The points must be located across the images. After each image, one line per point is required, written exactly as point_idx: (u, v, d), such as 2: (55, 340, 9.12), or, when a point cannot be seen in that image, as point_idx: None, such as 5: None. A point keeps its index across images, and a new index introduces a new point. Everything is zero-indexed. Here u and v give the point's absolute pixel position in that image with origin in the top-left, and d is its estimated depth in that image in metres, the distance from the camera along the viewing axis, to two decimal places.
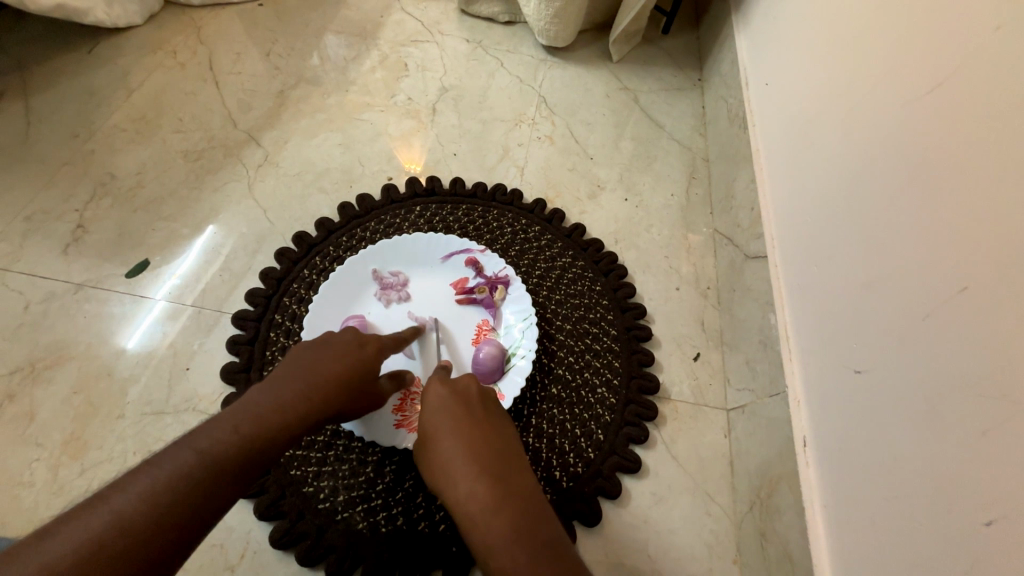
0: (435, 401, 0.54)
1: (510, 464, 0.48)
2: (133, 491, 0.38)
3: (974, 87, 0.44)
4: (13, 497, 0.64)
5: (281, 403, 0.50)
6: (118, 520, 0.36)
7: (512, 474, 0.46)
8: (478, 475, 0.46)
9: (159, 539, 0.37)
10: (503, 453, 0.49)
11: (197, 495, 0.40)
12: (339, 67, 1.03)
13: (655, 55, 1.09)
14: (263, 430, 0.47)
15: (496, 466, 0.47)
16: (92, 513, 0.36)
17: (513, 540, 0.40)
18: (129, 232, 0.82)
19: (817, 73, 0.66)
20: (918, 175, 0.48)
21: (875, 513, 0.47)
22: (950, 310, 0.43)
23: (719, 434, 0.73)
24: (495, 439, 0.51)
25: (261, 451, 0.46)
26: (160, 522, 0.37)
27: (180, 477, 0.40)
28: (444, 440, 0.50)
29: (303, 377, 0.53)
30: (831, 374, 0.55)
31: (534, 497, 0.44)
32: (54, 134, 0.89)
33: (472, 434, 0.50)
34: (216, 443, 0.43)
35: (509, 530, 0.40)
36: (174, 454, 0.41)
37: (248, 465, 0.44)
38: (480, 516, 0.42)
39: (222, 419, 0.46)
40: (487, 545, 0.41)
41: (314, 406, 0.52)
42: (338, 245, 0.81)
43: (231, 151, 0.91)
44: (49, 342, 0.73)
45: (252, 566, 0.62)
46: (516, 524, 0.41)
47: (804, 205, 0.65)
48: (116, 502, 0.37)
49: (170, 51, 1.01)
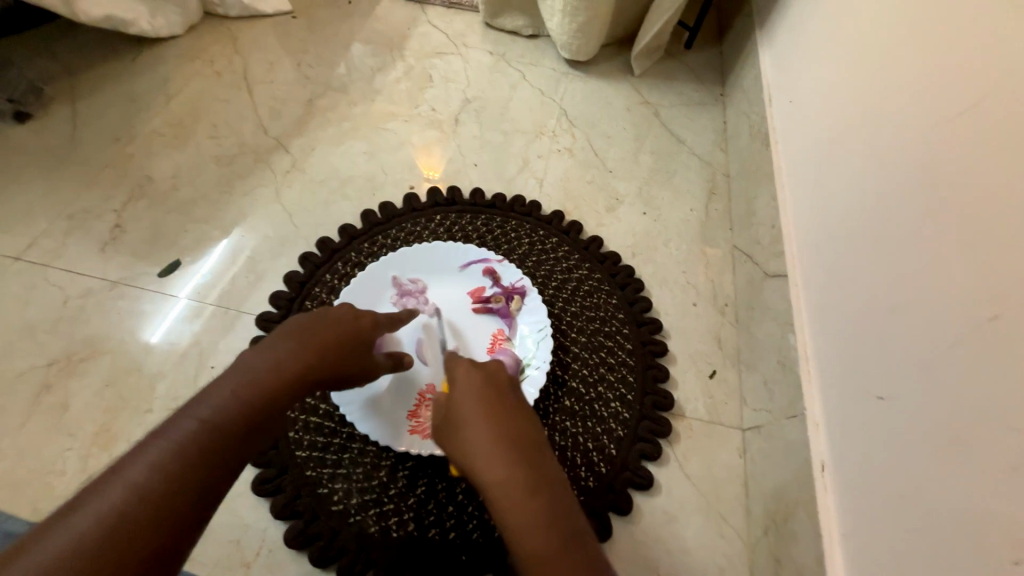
0: (465, 381, 0.53)
1: (536, 449, 0.48)
2: (145, 462, 0.39)
3: (1009, 107, 0.42)
4: (45, 484, 0.66)
5: (278, 362, 0.49)
6: (134, 491, 0.37)
7: (541, 461, 0.47)
8: (510, 461, 0.46)
9: (176, 505, 0.38)
10: (531, 437, 0.49)
11: (207, 459, 0.41)
12: (365, 77, 1.05)
13: (679, 69, 1.08)
14: (262, 393, 0.46)
15: (526, 450, 0.48)
16: (109, 488, 0.37)
17: (546, 532, 0.42)
18: (163, 233, 0.85)
19: (845, 90, 0.64)
20: (948, 200, 0.46)
21: (894, 539, 0.46)
22: (980, 341, 0.42)
23: (733, 455, 0.72)
24: (524, 421, 0.51)
25: (266, 412, 0.46)
26: (174, 490, 0.38)
27: (187, 447, 0.40)
28: (472, 422, 0.50)
29: (297, 337, 0.52)
30: (853, 398, 0.54)
31: (560, 485, 0.46)
32: (98, 138, 0.94)
33: (501, 417, 0.50)
34: (218, 408, 0.43)
35: (542, 521, 0.43)
36: (178, 425, 0.42)
37: (254, 428, 0.44)
38: (515, 502, 0.44)
39: (220, 383, 0.45)
40: (523, 531, 0.42)
41: (313, 366, 0.51)
42: (359, 251, 0.83)
43: (260, 157, 0.94)
44: (85, 337, 0.77)
45: (266, 565, 0.63)
46: (548, 516, 0.43)
47: (828, 224, 0.63)
48: (130, 475, 0.38)
49: (207, 60, 1.05)
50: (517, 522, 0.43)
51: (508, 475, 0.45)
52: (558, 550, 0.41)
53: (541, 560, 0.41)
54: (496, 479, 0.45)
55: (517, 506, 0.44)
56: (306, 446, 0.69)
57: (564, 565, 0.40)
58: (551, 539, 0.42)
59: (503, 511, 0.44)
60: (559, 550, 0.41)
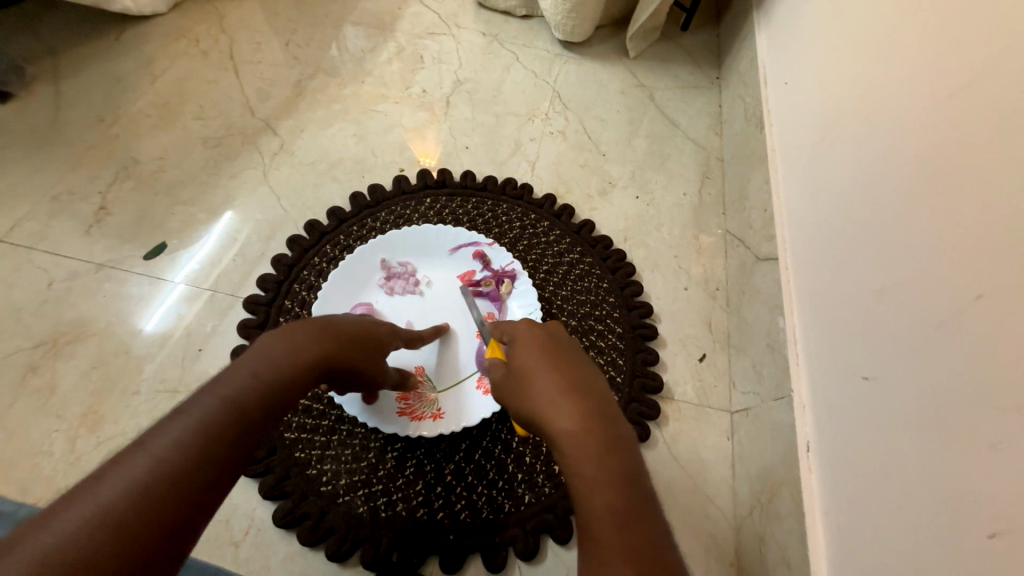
0: (530, 341, 0.50)
1: (612, 410, 0.43)
2: (171, 434, 0.35)
3: (997, 89, 0.42)
4: (32, 465, 0.66)
5: (296, 350, 0.46)
6: (162, 463, 0.34)
7: (612, 417, 0.42)
8: (581, 414, 0.41)
9: (203, 480, 0.34)
10: (602, 394, 0.44)
11: (231, 434, 0.37)
12: (356, 58, 1.04)
13: (674, 52, 1.08)
14: (281, 377, 0.43)
15: (602, 406, 0.42)
16: (135, 459, 0.33)
17: (618, 492, 0.36)
18: (149, 215, 0.85)
19: (838, 72, 0.64)
20: (935, 181, 0.46)
21: (878, 516, 0.46)
22: (963, 318, 0.42)
23: (721, 437, 0.72)
24: (593, 380, 0.46)
25: (285, 397, 0.43)
26: (203, 464, 0.35)
27: (210, 421, 0.37)
28: (542, 375, 0.45)
29: (315, 326, 0.49)
30: (838, 380, 0.55)
31: (638, 449, 0.40)
32: (82, 118, 0.92)
33: (571, 374, 0.45)
34: (241, 387, 0.40)
35: (616, 477, 0.37)
36: (199, 401, 0.38)
37: (274, 410, 0.41)
38: (580, 455, 0.39)
39: (239, 366, 0.42)
40: (585, 487, 0.37)
41: (328, 353, 0.49)
42: (348, 234, 0.82)
43: (249, 139, 0.93)
44: (71, 319, 0.76)
45: (256, 544, 0.63)
46: (622, 473, 0.38)
47: (819, 207, 0.64)
48: (156, 448, 0.34)
49: (193, 39, 1.04)
50: (585, 476, 0.38)
51: (582, 426, 0.40)
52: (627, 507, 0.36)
53: (610, 522, 0.35)
54: (569, 431, 0.40)
55: (580, 460, 0.38)
56: (295, 428, 0.69)
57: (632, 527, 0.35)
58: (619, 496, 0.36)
59: (573, 464, 0.39)
60: (626, 509, 0.36)
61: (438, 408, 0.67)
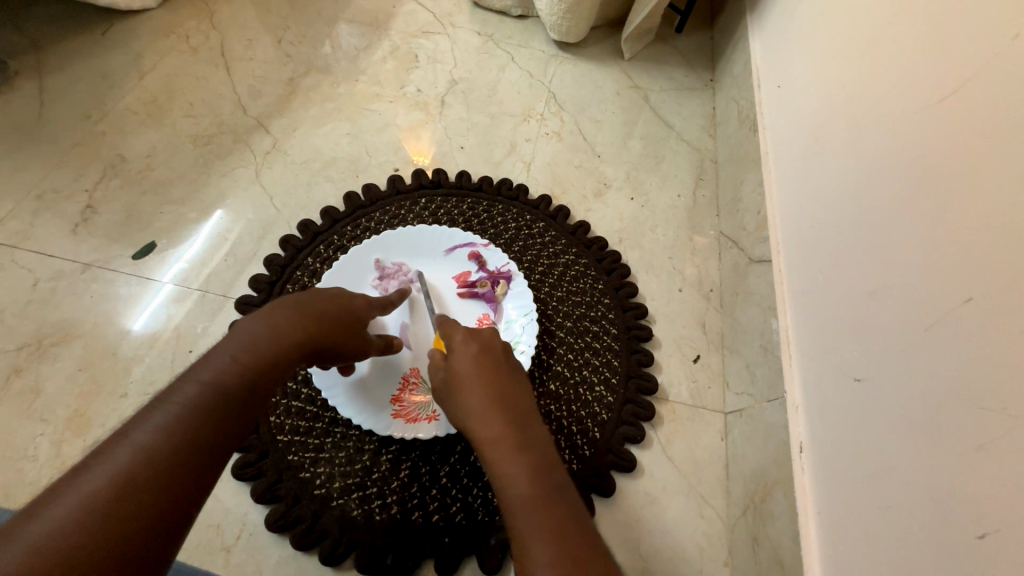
0: (463, 350, 0.52)
1: (532, 415, 0.47)
2: (152, 424, 0.36)
3: (988, 94, 0.43)
4: (16, 470, 0.64)
5: (278, 331, 0.46)
6: (145, 452, 0.34)
7: (533, 424, 0.46)
8: (503, 420, 0.45)
9: (188, 466, 0.35)
10: (522, 403, 0.48)
11: (214, 419, 0.38)
12: (350, 56, 1.03)
13: (669, 54, 1.08)
14: (264, 359, 0.43)
15: (520, 413, 0.46)
16: (114, 451, 0.34)
17: (535, 484, 0.40)
18: (137, 214, 0.83)
19: (831, 76, 0.65)
20: (926, 185, 0.47)
21: (867, 514, 0.47)
22: (952, 321, 0.43)
23: (715, 437, 0.73)
24: (517, 388, 0.49)
25: (269, 378, 0.43)
26: (186, 450, 0.36)
27: (192, 408, 0.38)
28: (471, 384, 0.48)
29: (294, 307, 0.50)
30: (831, 381, 0.55)
31: (554, 449, 0.44)
32: (67, 115, 0.90)
33: (496, 382, 0.48)
34: (222, 371, 0.41)
35: (531, 472, 0.41)
36: (179, 388, 0.39)
37: (258, 393, 0.42)
38: (502, 456, 0.42)
39: (220, 351, 0.43)
40: (508, 484, 0.41)
41: (311, 334, 0.49)
42: (342, 235, 0.81)
43: (240, 137, 0.91)
44: (57, 320, 0.74)
45: (247, 549, 0.62)
46: (537, 469, 0.41)
47: (812, 210, 0.64)
48: (138, 438, 0.35)
49: (183, 35, 1.02)
50: (508, 473, 0.41)
51: (501, 430, 0.44)
52: (544, 498, 0.39)
53: (529, 511, 0.39)
54: (489, 437, 0.44)
55: (502, 460, 0.42)
56: (288, 431, 0.68)
57: (546, 513, 0.39)
58: (536, 488, 0.40)
59: (493, 466, 0.42)
60: (540, 498, 0.39)
61: (432, 409, 0.67)
